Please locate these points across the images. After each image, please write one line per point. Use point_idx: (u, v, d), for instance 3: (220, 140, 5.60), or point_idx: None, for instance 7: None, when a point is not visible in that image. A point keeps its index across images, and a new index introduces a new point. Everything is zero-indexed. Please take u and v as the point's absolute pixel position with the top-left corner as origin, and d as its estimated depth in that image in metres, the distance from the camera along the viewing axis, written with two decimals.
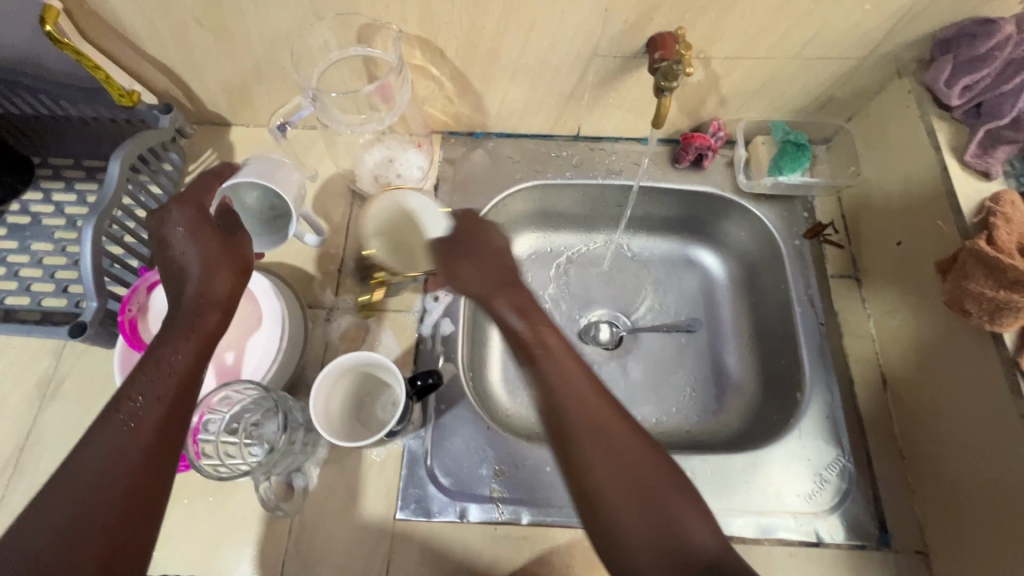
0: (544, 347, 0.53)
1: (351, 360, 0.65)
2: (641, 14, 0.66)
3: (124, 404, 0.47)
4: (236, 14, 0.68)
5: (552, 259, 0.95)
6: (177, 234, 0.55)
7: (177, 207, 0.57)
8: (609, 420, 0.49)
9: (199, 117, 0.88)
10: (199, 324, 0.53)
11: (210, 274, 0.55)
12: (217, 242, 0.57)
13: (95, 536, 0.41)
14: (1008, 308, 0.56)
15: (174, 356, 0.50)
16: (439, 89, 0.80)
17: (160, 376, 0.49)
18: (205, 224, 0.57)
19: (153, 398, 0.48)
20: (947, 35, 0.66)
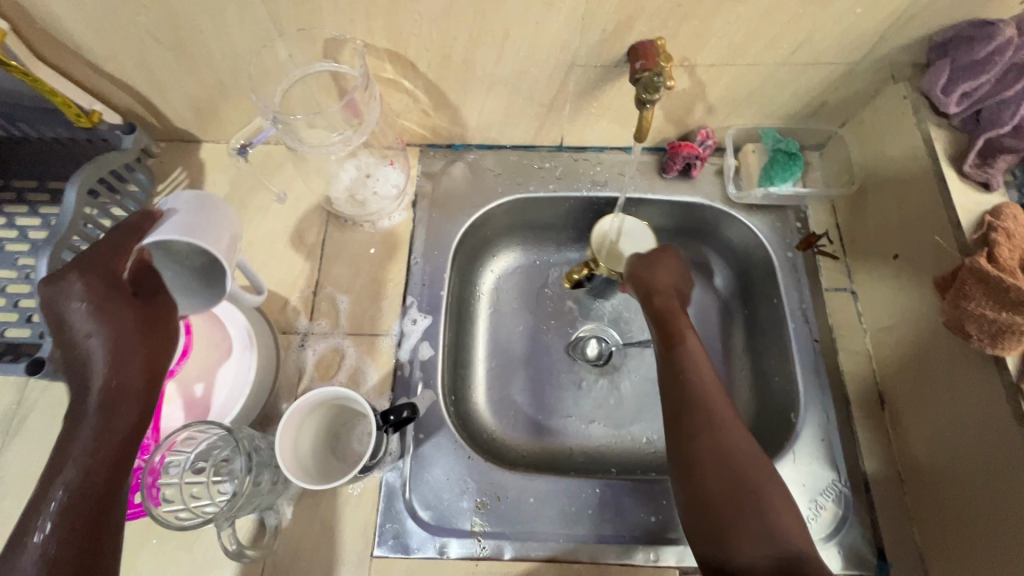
0: (683, 344, 0.65)
1: (312, 399, 0.60)
2: (620, 23, 0.62)
3: (33, 523, 0.42)
4: (193, 30, 0.64)
5: (539, 274, 0.92)
6: (78, 313, 0.46)
7: (77, 276, 0.46)
8: (726, 419, 0.59)
9: (167, 134, 0.84)
10: (116, 419, 0.46)
11: (125, 354, 0.47)
12: (130, 317, 0.48)
13: None
14: (1011, 331, 0.53)
15: (88, 453, 0.44)
16: (414, 102, 0.77)
17: (80, 480, 0.43)
18: (115, 293, 0.48)
19: (69, 507, 0.43)
20: (944, 38, 0.63)
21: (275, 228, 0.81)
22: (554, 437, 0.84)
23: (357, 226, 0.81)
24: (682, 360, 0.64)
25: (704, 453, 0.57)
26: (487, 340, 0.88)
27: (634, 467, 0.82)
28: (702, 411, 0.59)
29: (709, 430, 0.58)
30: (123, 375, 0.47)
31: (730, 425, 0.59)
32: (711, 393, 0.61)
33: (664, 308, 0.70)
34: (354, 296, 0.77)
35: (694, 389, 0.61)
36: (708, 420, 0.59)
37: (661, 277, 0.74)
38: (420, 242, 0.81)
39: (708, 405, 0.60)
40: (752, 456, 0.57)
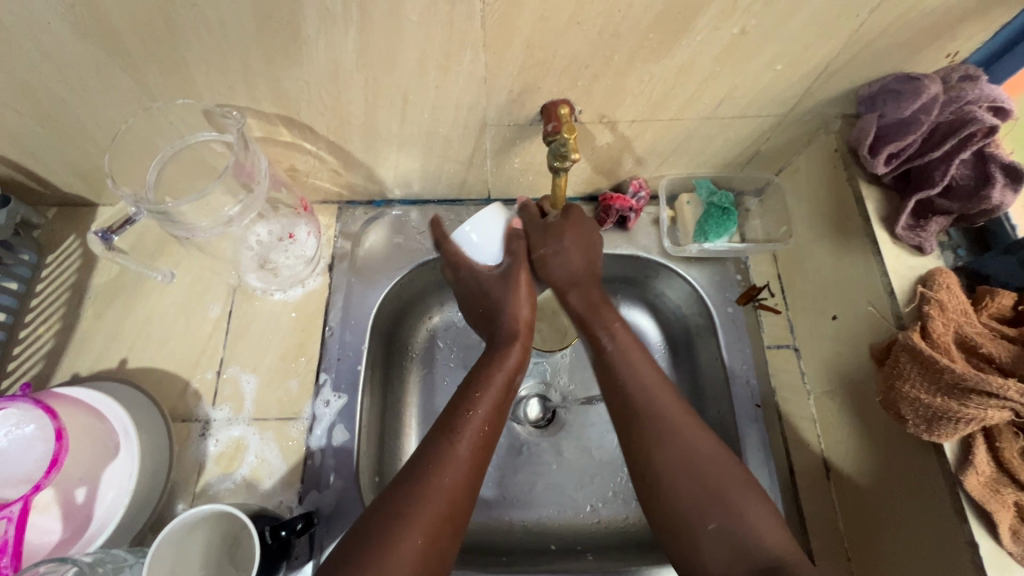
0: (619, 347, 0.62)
1: (196, 514, 0.54)
2: (526, 84, 0.57)
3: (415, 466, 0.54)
4: (53, 101, 0.57)
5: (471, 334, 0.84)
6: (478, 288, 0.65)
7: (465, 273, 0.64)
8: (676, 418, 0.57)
9: (54, 200, 0.75)
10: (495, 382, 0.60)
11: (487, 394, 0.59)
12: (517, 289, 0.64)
13: (436, 537, 0.50)
14: (946, 418, 0.50)
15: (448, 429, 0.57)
16: (320, 163, 0.71)
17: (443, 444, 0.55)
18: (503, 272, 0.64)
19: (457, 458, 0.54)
20: (871, 91, 0.60)
21: (177, 301, 0.74)
22: (490, 511, 0.76)
23: (267, 296, 0.75)
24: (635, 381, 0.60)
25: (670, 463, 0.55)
26: (422, 398, 0.80)
27: (576, 543, 0.74)
28: (621, 373, 0.60)
29: (667, 440, 0.56)
30: (479, 421, 0.57)
31: (686, 426, 0.57)
32: (628, 355, 0.61)
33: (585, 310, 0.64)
34: (262, 376, 0.71)
35: (612, 360, 0.61)
36: (642, 407, 0.58)
37: (565, 264, 0.64)
38: (336, 310, 0.75)
39: (629, 366, 0.61)
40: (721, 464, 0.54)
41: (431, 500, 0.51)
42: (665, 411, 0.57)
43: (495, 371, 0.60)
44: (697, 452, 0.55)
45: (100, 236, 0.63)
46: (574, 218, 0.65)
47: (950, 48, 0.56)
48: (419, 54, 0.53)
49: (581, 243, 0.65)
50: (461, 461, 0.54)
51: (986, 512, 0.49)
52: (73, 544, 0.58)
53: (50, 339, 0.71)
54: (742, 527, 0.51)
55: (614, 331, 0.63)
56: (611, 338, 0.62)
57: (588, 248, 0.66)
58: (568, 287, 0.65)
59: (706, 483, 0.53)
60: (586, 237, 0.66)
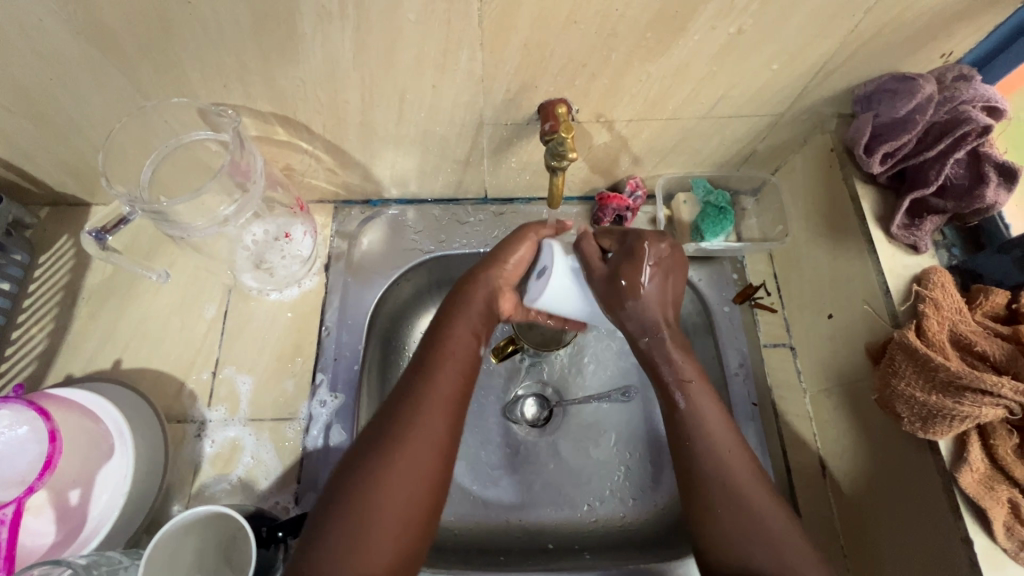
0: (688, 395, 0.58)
1: (193, 515, 0.54)
2: (523, 83, 0.57)
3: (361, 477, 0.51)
4: (45, 99, 0.56)
5: None
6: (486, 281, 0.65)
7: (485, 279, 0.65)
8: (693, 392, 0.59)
9: (46, 199, 0.74)
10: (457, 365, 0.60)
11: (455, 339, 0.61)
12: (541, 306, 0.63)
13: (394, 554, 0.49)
14: (940, 416, 0.50)
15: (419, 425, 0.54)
16: (316, 162, 0.70)
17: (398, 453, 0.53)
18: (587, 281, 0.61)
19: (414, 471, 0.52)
20: (866, 91, 0.60)
21: (172, 301, 0.73)
22: (488, 511, 0.76)
23: (264, 296, 0.74)
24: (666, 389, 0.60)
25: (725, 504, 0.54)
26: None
27: (574, 542, 0.74)
28: (691, 429, 0.57)
29: (722, 482, 0.55)
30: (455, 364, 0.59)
31: (735, 464, 0.56)
32: (704, 411, 0.58)
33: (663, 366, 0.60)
34: (258, 377, 0.70)
35: (684, 417, 0.58)
36: (717, 477, 0.55)
37: (643, 312, 0.59)
38: (332, 310, 0.74)
39: (704, 428, 0.57)
40: (771, 509, 0.54)
41: (407, 447, 0.52)
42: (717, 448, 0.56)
43: (471, 308, 0.63)
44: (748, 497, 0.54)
45: (93, 235, 0.62)
46: (658, 262, 0.61)
47: (944, 49, 0.56)
48: (416, 53, 0.53)
49: (658, 290, 0.60)
50: (438, 400, 0.56)
51: (981, 508, 0.49)
52: (66, 547, 0.58)
53: (43, 339, 0.70)
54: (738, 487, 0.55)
55: (679, 365, 0.60)
56: (684, 394, 0.58)
57: (658, 294, 0.60)
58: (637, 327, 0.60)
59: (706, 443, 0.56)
60: (659, 282, 0.60)
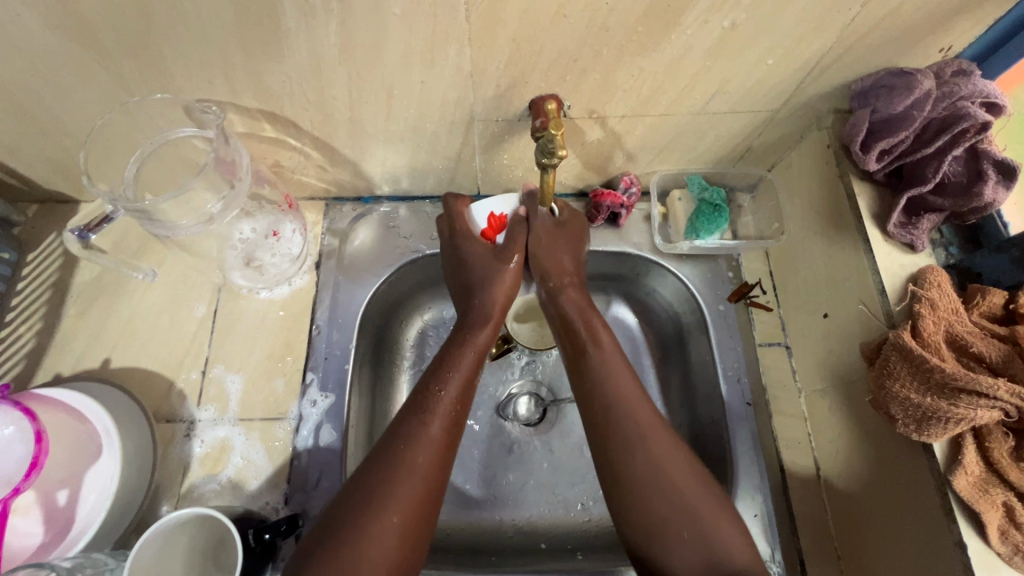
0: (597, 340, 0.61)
1: (178, 517, 0.53)
2: (513, 78, 0.56)
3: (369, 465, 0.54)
4: (27, 96, 0.55)
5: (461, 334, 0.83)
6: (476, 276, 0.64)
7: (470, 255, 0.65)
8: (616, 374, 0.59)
9: (35, 196, 0.74)
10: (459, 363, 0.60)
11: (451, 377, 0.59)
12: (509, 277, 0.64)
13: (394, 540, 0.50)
14: (935, 417, 0.49)
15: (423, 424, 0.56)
16: (306, 159, 0.69)
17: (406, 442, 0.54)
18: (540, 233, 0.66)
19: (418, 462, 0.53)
20: (864, 86, 0.59)
21: (162, 300, 0.73)
22: (481, 511, 0.76)
23: (254, 294, 0.74)
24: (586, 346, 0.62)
25: (649, 487, 0.53)
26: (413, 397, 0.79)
27: (566, 542, 0.74)
28: (599, 373, 0.59)
29: (638, 444, 0.55)
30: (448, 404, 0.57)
31: (656, 437, 0.56)
32: (610, 361, 0.60)
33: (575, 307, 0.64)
34: (248, 376, 0.70)
35: (593, 365, 0.60)
36: (633, 437, 0.55)
37: (561, 260, 0.66)
38: (323, 308, 0.74)
39: (611, 372, 0.59)
40: (692, 484, 0.53)
41: (403, 486, 0.52)
42: (643, 432, 0.56)
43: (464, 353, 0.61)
44: (685, 492, 0.53)
45: (76, 234, 0.61)
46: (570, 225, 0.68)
47: (943, 42, 0.55)
48: (402, 47, 0.52)
49: (572, 257, 0.66)
50: (432, 440, 0.55)
51: (975, 511, 0.48)
52: (54, 548, 0.57)
53: (31, 338, 0.70)
54: (656, 457, 0.54)
55: (598, 333, 0.62)
56: (596, 341, 0.61)
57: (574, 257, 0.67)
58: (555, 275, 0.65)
59: (626, 421, 0.56)
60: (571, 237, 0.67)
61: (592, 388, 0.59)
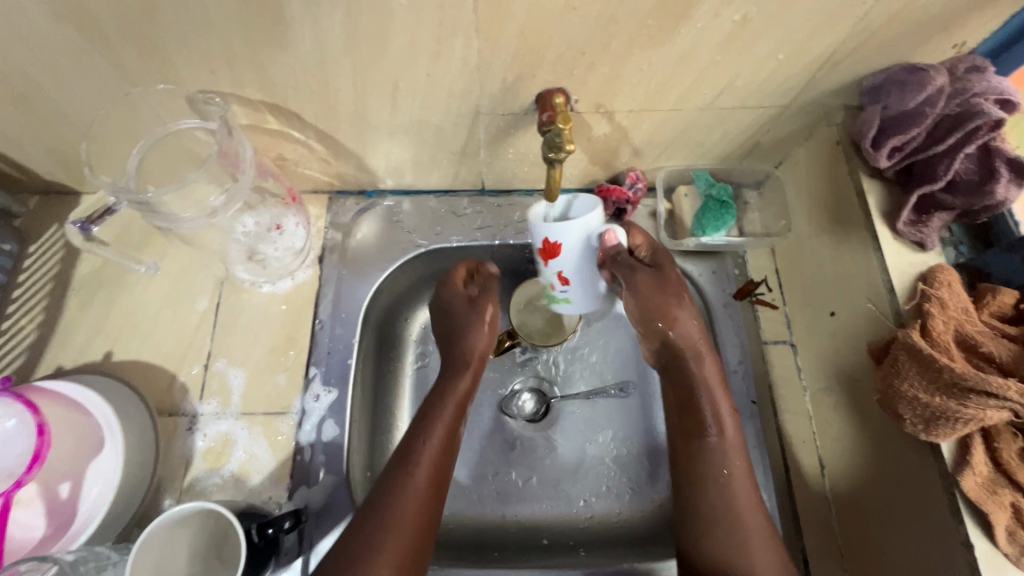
0: (720, 430, 0.61)
1: (184, 509, 0.53)
2: (520, 71, 0.56)
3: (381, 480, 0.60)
4: (27, 86, 0.54)
5: None
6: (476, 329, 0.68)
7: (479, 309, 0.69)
8: (724, 446, 0.61)
9: (36, 188, 0.73)
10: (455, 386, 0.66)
11: (440, 415, 0.64)
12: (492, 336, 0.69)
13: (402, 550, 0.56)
14: (944, 417, 0.49)
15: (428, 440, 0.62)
16: (309, 152, 0.69)
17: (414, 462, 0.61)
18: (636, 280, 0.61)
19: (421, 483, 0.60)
20: (875, 82, 0.58)
21: (164, 293, 0.72)
22: (483, 506, 0.75)
23: (256, 288, 0.73)
24: (706, 421, 0.62)
25: (732, 547, 0.57)
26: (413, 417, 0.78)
27: (569, 539, 0.74)
28: (712, 458, 0.60)
29: (728, 501, 0.59)
30: (433, 453, 0.61)
31: (747, 503, 0.59)
32: (729, 449, 0.61)
33: (697, 371, 0.63)
34: (250, 370, 0.69)
35: (711, 448, 0.61)
36: (728, 513, 0.58)
37: (685, 329, 0.62)
38: (326, 303, 0.73)
39: (723, 457, 0.60)
40: (762, 541, 0.57)
41: (398, 530, 0.56)
42: (742, 510, 0.58)
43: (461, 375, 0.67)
44: (753, 543, 0.57)
45: (79, 226, 0.61)
46: (668, 273, 0.64)
47: (956, 38, 0.54)
48: (409, 39, 0.51)
49: (682, 308, 0.63)
50: (417, 489, 0.59)
51: (983, 512, 0.48)
52: (57, 540, 0.57)
53: (33, 331, 0.69)
54: (741, 509, 0.58)
55: (721, 415, 0.61)
56: (718, 428, 0.61)
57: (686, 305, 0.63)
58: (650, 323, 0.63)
59: (721, 480, 0.59)
60: (676, 292, 0.63)
61: (703, 465, 0.61)
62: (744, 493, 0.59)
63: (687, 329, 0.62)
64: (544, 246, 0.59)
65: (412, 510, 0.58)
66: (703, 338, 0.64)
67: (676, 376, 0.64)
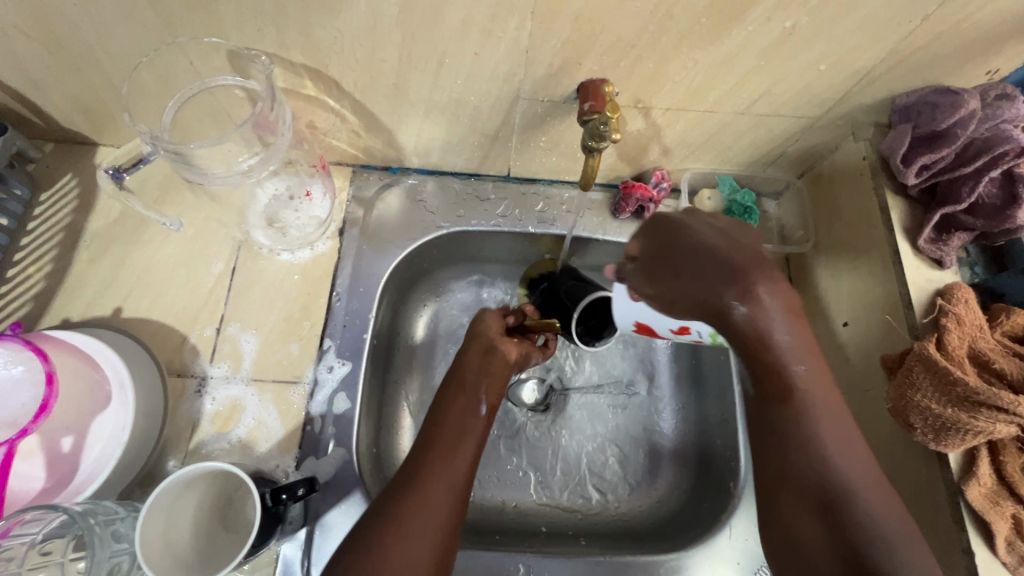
0: (795, 364, 0.50)
1: (194, 470, 0.52)
2: (568, 58, 0.56)
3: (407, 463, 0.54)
4: (65, 27, 0.53)
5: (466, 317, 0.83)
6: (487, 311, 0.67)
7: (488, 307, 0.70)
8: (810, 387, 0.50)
9: (51, 135, 0.70)
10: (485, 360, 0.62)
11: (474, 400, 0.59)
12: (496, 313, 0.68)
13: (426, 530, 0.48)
14: (954, 429, 0.51)
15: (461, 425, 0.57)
16: (341, 122, 0.68)
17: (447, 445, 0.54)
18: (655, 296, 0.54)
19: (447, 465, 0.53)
20: (907, 102, 0.60)
21: (179, 254, 0.71)
22: (484, 490, 0.76)
23: (274, 255, 0.72)
24: (786, 358, 0.49)
25: (819, 515, 0.48)
26: (419, 415, 0.77)
27: (569, 528, 0.74)
28: (793, 401, 0.50)
29: (812, 454, 0.49)
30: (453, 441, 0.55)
31: (835, 443, 0.49)
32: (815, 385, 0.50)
33: (746, 316, 0.49)
34: (263, 337, 0.69)
35: (788, 398, 0.50)
36: (821, 475, 0.48)
37: (701, 295, 0.50)
38: (344, 276, 0.73)
39: (801, 400, 0.49)
40: (863, 485, 0.48)
41: (417, 514, 0.49)
42: (827, 459, 0.48)
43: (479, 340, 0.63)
44: (852, 491, 0.47)
45: (111, 174, 0.59)
46: (654, 249, 0.53)
47: (990, 65, 0.56)
48: (463, 16, 0.51)
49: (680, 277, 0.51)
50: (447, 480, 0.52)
51: (985, 522, 0.50)
52: (60, 492, 0.56)
53: (41, 280, 0.68)
54: (829, 455, 0.48)
55: (792, 341, 0.49)
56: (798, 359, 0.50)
57: (703, 276, 0.50)
58: (671, 306, 0.51)
59: (802, 428, 0.49)
60: (680, 252, 0.51)
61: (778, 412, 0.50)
62: (831, 434, 0.49)
63: (773, 287, 0.49)
64: (637, 327, 0.57)
65: (444, 504, 0.50)
66: (710, 273, 0.50)
67: (749, 354, 0.50)
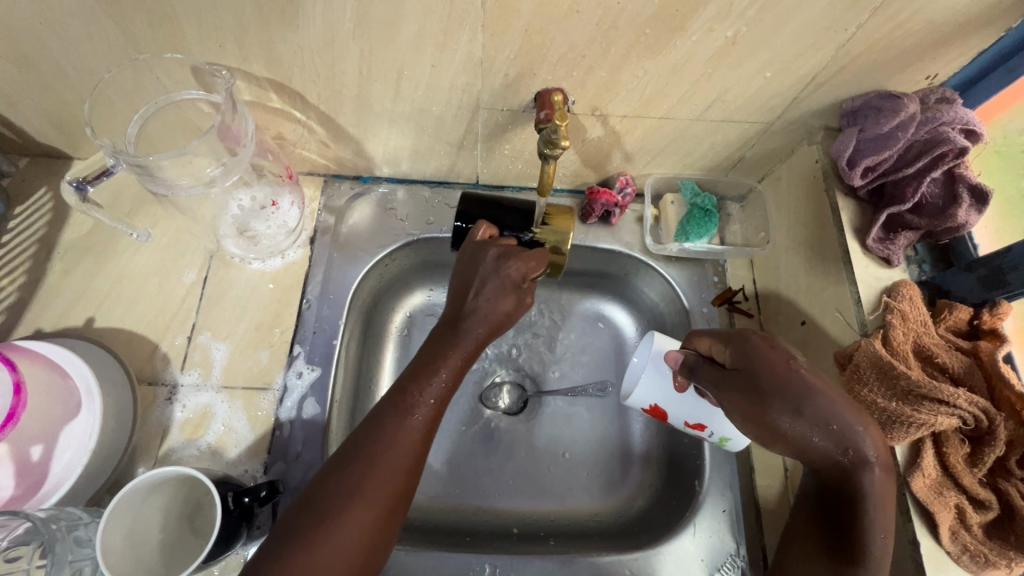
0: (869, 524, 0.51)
1: (157, 474, 0.53)
2: (523, 69, 0.58)
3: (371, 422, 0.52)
4: (32, 46, 0.54)
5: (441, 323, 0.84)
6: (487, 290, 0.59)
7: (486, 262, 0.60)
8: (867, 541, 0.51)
9: (26, 149, 0.72)
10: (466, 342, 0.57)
11: (443, 367, 0.55)
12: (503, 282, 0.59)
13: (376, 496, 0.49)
14: (899, 421, 0.52)
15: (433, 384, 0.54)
16: (309, 133, 0.70)
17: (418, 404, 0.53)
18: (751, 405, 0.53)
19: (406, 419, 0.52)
20: (854, 106, 0.62)
21: (151, 264, 0.72)
22: (454, 492, 0.76)
23: (246, 264, 0.74)
24: (870, 522, 0.51)
25: None
26: None
27: (540, 529, 0.75)
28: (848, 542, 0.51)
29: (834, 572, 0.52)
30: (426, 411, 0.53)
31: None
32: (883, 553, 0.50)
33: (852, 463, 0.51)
34: (233, 345, 0.70)
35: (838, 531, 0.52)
36: None
37: (813, 434, 0.52)
38: (315, 283, 0.74)
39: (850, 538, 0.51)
40: None
41: (371, 477, 0.49)
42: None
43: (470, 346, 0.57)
44: None
45: (74, 185, 0.60)
46: (762, 373, 0.53)
47: (930, 70, 0.58)
48: (417, 30, 0.53)
49: (799, 417, 0.51)
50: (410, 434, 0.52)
51: (929, 512, 0.51)
52: (28, 500, 0.57)
53: (13, 292, 0.69)
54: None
55: (882, 508, 0.51)
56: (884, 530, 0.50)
57: (826, 418, 0.51)
58: (779, 437, 0.53)
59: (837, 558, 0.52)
60: (805, 394, 0.51)
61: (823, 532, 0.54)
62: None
63: (885, 452, 0.52)
64: (651, 410, 0.64)
65: (400, 463, 0.50)
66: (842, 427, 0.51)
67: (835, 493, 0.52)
